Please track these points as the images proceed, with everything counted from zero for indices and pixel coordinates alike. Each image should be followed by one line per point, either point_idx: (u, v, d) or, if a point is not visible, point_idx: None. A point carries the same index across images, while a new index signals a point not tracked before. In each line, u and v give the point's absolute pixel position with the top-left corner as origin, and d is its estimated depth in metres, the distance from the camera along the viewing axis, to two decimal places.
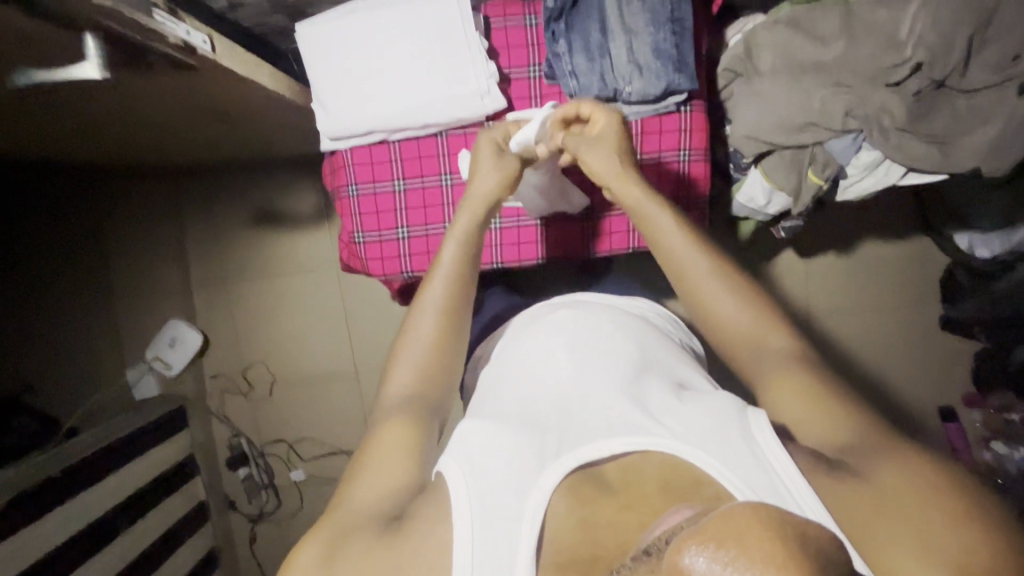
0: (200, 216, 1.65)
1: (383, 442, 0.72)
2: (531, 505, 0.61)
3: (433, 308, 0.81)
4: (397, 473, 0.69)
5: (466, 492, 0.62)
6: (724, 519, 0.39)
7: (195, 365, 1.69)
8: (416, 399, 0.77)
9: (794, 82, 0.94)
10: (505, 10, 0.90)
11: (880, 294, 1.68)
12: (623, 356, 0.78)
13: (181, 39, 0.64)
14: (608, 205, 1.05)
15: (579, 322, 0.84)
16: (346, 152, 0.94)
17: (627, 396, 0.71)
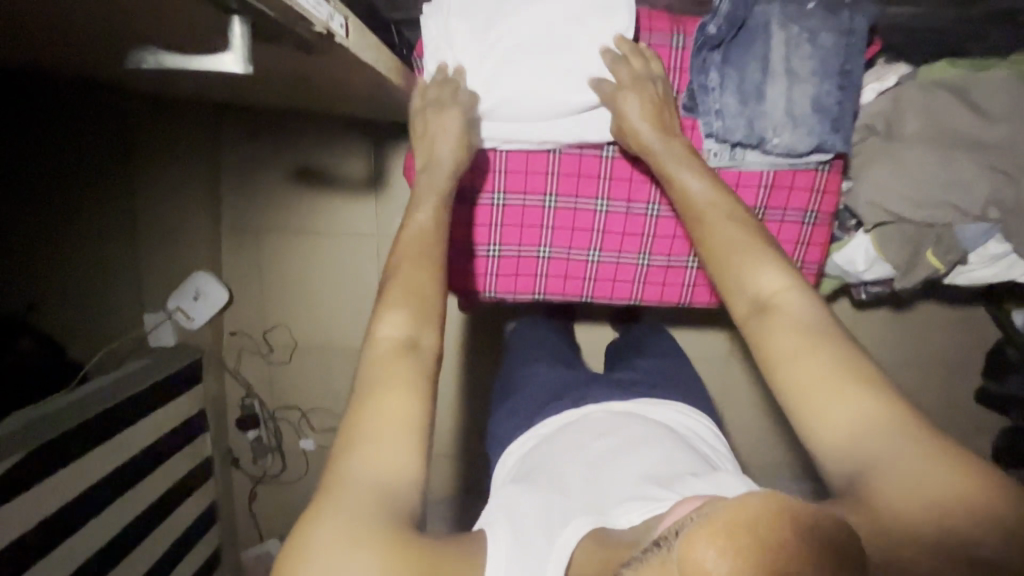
0: (241, 164, 1.54)
1: (381, 406, 0.65)
2: (558, 553, 0.62)
3: (411, 248, 0.74)
4: (399, 450, 0.63)
5: (501, 540, 0.63)
6: (734, 512, 0.40)
7: (216, 319, 1.62)
8: (422, 345, 0.70)
9: (943, 156, 0.85)
10: (651, 25, 0.80)
11: (921, 359, 1.65)
12: (655, 438, 0.76)
13: (324, 27, 0.53)
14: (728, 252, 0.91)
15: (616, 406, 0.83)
16: None
17: (651, 475, 0.70)
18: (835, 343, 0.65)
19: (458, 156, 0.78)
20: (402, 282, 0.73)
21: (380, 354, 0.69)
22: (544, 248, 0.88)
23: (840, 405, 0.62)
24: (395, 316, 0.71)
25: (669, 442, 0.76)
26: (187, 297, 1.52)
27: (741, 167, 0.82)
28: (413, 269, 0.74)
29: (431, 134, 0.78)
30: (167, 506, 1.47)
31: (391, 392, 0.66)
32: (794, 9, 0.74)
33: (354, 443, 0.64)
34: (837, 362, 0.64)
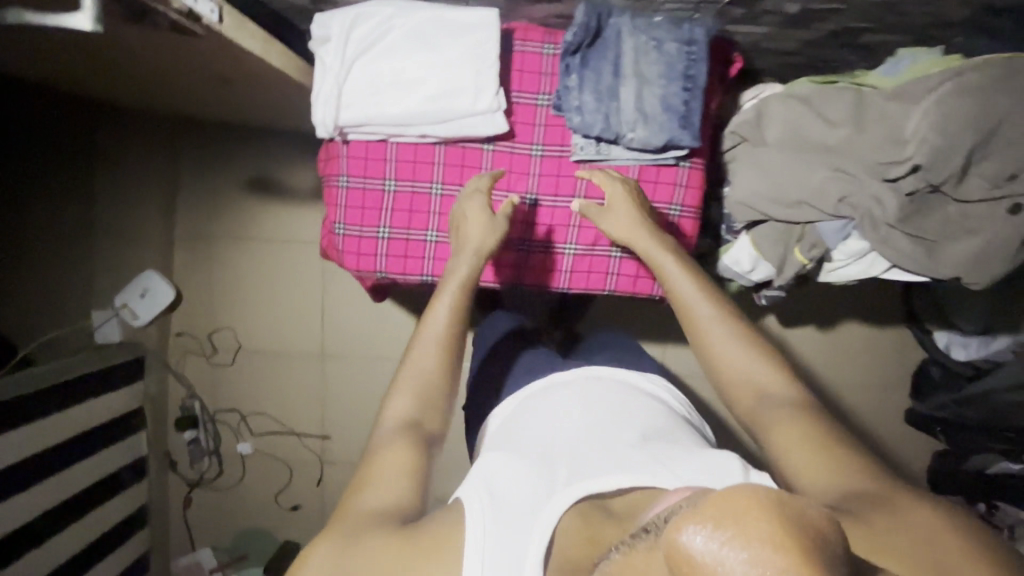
0: (196, 171, 1.64)
1: (384, 461, 0.71)
2: (542, 519, 0.62)
3: (435, 326, 0.80)
4: (398, 497, 0.68)
5: (480, 513, 0.63)
6: (725, 499, 0.39)
7: (162, 320, 1.67)
8: (425, 426, 0.75)
9: (796, 156, 0.93)
10: (524, 35, 0.89)
11: (847, 376, 1.67)
12: (630, 416, 0.79)
13: (186, 8, 0.62)
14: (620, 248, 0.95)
15: (607, 394, 0.83)
16: (342, 143, 0.92)
17: (634, 441, 0.73)
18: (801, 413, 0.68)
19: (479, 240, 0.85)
20: (422, 358, 0.79)
21: (391, 426, 0.75)
22: (431, 233, 0.94)
23: (809, 458, 0.64)
24: (407, 389, 0.77)
25: (640, 418, 0.79)
26: (134, 295, 1.58)
27: (608, 160, 0.90)
28: (431, 346, 0.79)
29: (458, 220, 0.88)
30: (94, 502, 1.47)
31: (406, 446, 0.72)
32: (642, 21, 0.84)
33: (364, 481, 0.70)
34: (799, 427, 0.66)
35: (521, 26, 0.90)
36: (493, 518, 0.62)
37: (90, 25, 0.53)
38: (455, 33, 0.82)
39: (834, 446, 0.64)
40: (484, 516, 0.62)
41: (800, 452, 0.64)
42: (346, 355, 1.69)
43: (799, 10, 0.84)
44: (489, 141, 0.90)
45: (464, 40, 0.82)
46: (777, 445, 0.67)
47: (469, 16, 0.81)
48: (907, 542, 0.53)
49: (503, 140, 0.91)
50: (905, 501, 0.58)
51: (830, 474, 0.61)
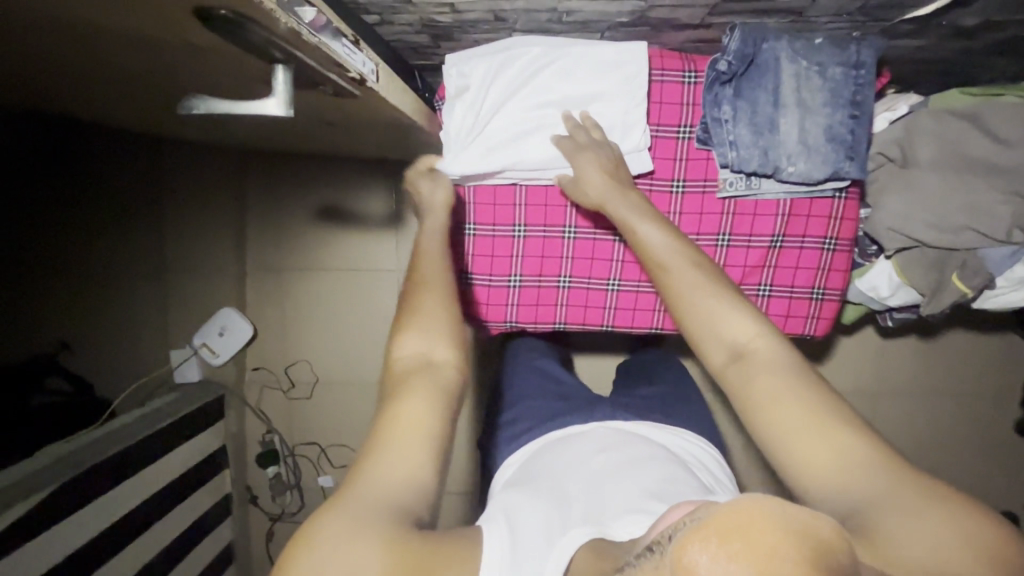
0: (269, 204, 1.61)
1: (400, 422, 0.61)
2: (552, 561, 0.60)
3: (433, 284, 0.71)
4: (411, 471, 0.59)
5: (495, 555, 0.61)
6: (728, 512, 0.36)
7: (239, 356, 1.64)
8: (440, 371, 0.65)
9: (959, 180, 0.86)
10: (663, 63, 0.81)
11: (950, 388, 1.59)
12: (645, 458, 0.77)
13: (357, 73, 0.55)
14: (768, 286, 0.88)
15: (617, 437, 0.81)
16: (467, 188, 0.86)
17: (642, 494, 0.70)
18: (790, 383, 0.60)
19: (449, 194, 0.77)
20: (429, 309, 0.69)
21: (402, 373, 0.65)
22: (564, 279, 0.89)
23: (818, 451, 0.56)
24: (418, 329, 0.68)
25: (655, 460, 0.76)
26: (213, 333, 1.56)
27: (758, 195, 0.83)
28: (439, 303, 0.70)
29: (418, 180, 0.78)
30: (187, 546, 1.45)
31: (420, 401, 0.62)
32: (802, 43, 0.76)
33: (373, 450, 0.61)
34: (797, 407, 0.59)
35: (656, 52, 0.82)
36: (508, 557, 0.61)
37: (280, 110, 0.47)
38: (601, 70, 0.76)
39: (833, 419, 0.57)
40: (496, 562, 0.60)
41: (808, 441, 0.57)
42: None
43: (978, 22, 0.76)
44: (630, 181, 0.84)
45: (610, 78, 0.76)
46: (769, 428, 0.59)
47: (617, 50, 0.75)
48: (922, 538, 0.48)
49: (642, 178, 0.84)
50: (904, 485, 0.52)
51: (831, 463, 0.56)
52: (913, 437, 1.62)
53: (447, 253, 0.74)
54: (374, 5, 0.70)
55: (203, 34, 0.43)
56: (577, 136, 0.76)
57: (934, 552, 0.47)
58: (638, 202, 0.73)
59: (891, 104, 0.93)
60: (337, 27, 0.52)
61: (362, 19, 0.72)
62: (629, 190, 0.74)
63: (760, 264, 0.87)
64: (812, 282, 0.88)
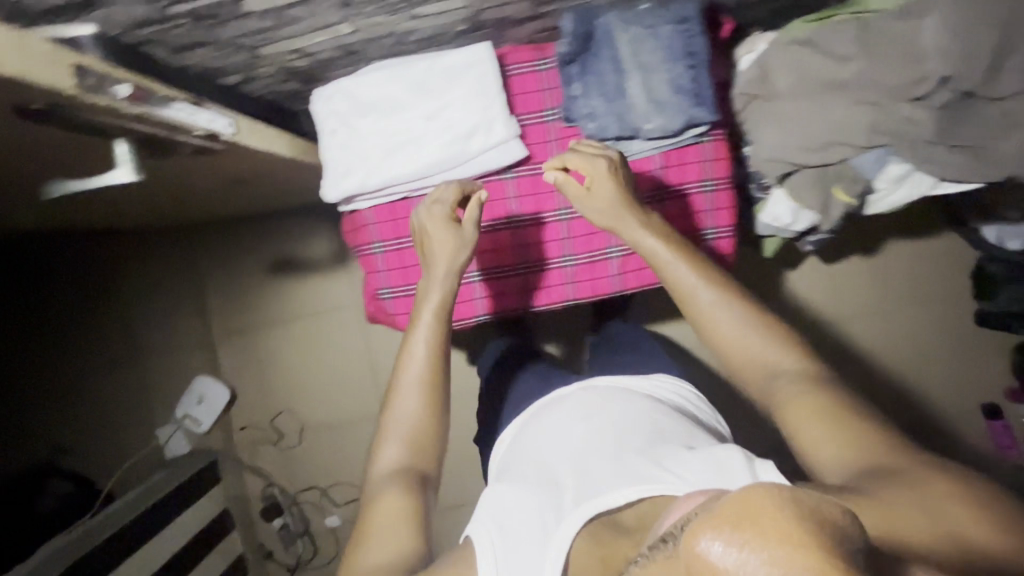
0: (223, 268, 1.66)
1: (383, 507, 0.71)
2: (554, 548, 0.64)
3: (416, 363, 0.80)
4: (402, 545, 0.68)
5: (492, 550, 0.66)
6: (741, 501, 0.36)
7: (223, 419, 1.69)
8: (417, 469, 0.76)
9: (816, 101, 0.91)
10: (517, 57, 0.89)
11: (904, 295, 1.63)
12: (630, 422, 0.80)
13: (204, 130, 0.61)
14: None
15: (603, 406, 0.85)
16: (367, 211, 0.93)
17: (634, 451, 0.74)
18: (799, 385, 0.66)
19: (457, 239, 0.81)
20: (402, 404, 0.79)
21: (382, 477, 0.75)
22: (475, 273, 0.94)
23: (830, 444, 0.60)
24: (394, 438, 0.78)
25: (642, 425, 0.80)
26: (191, 403, 1.60)
27: (630, 156, 0.89)
28: (413, 388, 0.79)
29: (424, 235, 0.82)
30: None
31: (397, 493, 0.72)
32: (629, 13, 0.83)
33: (365, 530, 0.70)
34: (803, 404, 0.64)
35: (511, 49, 0.90)
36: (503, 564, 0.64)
37: (130, 173, 0.55)
38: (451, 75, 0.81)
39: (845, 415, 0.62)
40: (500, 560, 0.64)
41: (813, 427, 0.62)
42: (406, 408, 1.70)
43: None
44: (510, 170, 0.90)
45: (460, 81, 0.81)
46: (785, 426, 0.65)
47: (460, 55, 0.81)
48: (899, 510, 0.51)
49: (521, 164, 0.90)
50: (920, 469, 0.55)
51: (837, 449, 0.60)
52: (881, 351, 1.65)
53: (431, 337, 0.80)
54: (229, 66, 0.76)
55: (43, 131, 0.49)
56: (592, 152, 0.80)
57: (915, 535, 0.50)
58: (659, 231, 0.79)
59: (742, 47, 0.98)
60: (168, 93, 0.58)
61: (224, 81, 0.78)
62: (632, 212, 0.79)
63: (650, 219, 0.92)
64: (700, 225, 0.92)
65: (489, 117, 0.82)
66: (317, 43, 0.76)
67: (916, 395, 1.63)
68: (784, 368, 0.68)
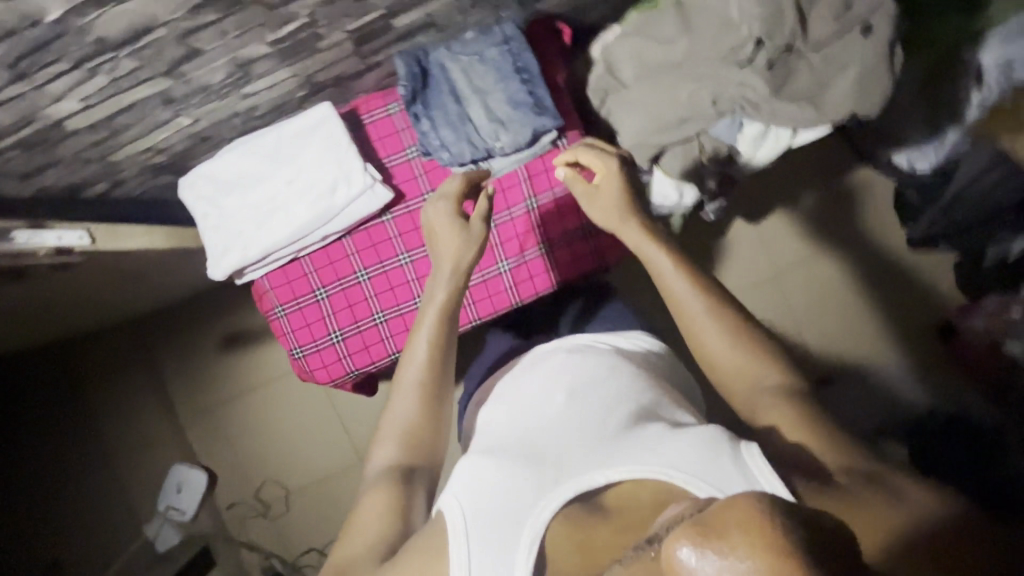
0: (178, 355, 1.69)
1: (369, 504, 0.73)
2: (530, 529, 0.61)
3: (417, 365, 0.81)
4: (382, 536, 0.70)
5: (464, 531, 0.62)
6: (727, 509, 0.39)
7: (208, 502, 1.69)
8: (415, 471, 0.77)
9: (658, 84, 0.94)
10: (369, 106, 0.93)
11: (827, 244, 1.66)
12: (617, 389, 0.74)
13: (50, 247, 0.69)
14: (541, 242, 0.98)
15: (584, 368, 0.79)
16: (262, 279, 0.96)
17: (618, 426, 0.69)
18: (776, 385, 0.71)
19: (458, 244, 0.82)
20: (400, 406, 0.79)
21: (375, 476, 0.77)
22: (378, 315, 0.97)
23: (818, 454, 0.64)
24: (392, 438, 0.78)
25: (644, 388, 0.75)
26: (172, 493, 1.60)
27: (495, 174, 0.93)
28: (411, 392, 0.80)
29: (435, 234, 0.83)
30: None
31: (386, 491, 0.74)
32: (457, 44, 0.88)
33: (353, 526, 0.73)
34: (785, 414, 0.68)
35: (363, 99, 0.95)
36: (472, 545, 0.61)
37: None
38: (302, 138, 0.86)
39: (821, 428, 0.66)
40: (473, 544, 0.61)
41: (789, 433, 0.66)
42: None
43: None
44: (385, 212, 0.94)
45: (310, 142, 0.86)
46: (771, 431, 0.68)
47: (305, 119, 0.86)
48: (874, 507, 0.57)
49: (396, 204, 0.95)
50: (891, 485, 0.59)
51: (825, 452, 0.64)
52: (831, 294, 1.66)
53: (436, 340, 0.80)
54: (90, 175, 0.81)
55: None
56: (605, 154, 0.86)
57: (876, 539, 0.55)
58: (649, 235, 0.82)
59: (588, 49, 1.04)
60: (9, 227, 0.67)
61: (89, 190, 0.83)
62: (631, 222, 0.83)
63: (530, 227, 0.98)
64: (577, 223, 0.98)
65: (345, 168, 0.86)
66: (166, 137, 0.81)
67: (868, 336, 1.61)
68: (764, 381, 0.72)
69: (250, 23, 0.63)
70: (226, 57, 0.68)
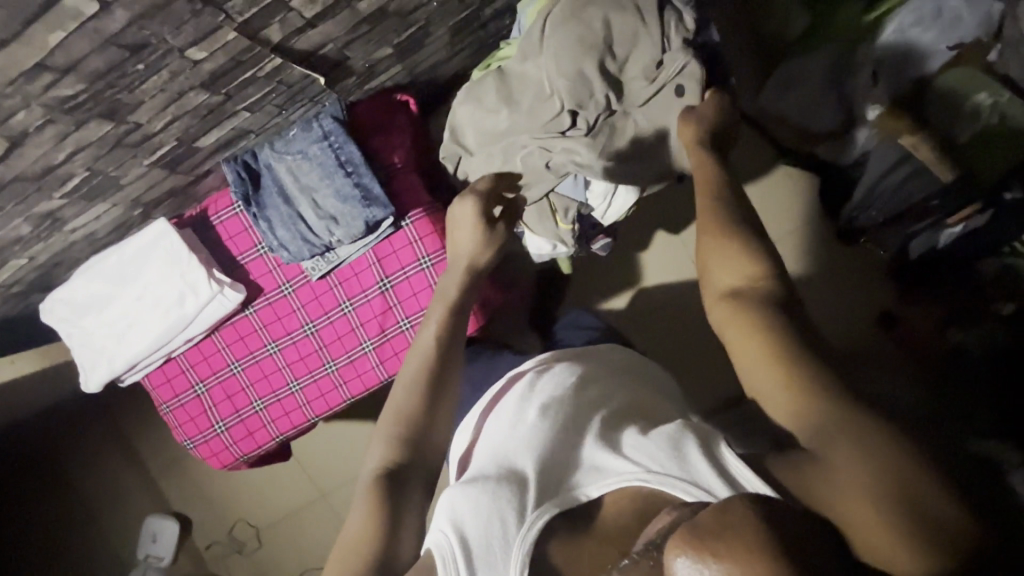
0: (138, 415, 1.78)
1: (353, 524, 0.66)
2: (511, 541, 0.57)
3: (419, 351, 0.75)
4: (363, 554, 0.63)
5: (445, 556, 0.57)
6: (719, 516, 0.42)
7: (186, 547, 1.81)
8: (405, 472, 0.69)
9: (491, 152, 0.91)
10: (215, 207, 0.95)
11: (795, 222, 1.45)
12: (599, 399, 0.73)
13: None
14: (398, 321, 0.96)
15: (568, 373, 0.77)
16: (145, 380, 1.02)
17: (607, 426, 0.67)
18: (777, 318, 0.62)
19: (479, 240, 0.78)
20: (394, 393, 0.73)
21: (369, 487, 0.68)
22: (256, 403, 1.01)
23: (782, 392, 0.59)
24: (382, 441, 0.71)
25: (609, 397, 0.74)
26: (148, 543, 1.76)
27: (344, 261, 0.94)
28: (410, 381, 0.74)
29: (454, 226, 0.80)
30: None
31: (377, 503, 0.66)
32: (281, 142, 0.88)
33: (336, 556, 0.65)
34: (803, 386, 0.58)
35: (211, 199, 0.96)
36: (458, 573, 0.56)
37: None
38: (146, 254, 0.90)
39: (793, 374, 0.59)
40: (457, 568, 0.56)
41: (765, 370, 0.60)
42: (342, 484, 1.78)
43: (395, 47, 0.86)
44: (245, 308, 0.97)
45: (153, 258, 0.89)
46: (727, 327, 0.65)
47: (147, 236, 0.89)
48: (889, 464, 0.52)
49: (255, 299, 0.97)
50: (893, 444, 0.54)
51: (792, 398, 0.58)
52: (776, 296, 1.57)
53: (445, 325, 0.77)
54: None
55: None
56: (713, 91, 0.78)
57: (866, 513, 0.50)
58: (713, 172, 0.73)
59: (437, 121, 1.04)
60: None
61: None
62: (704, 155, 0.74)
63: (388, 307, 0.96)
64: None
65: (189, 277, 0.89)
66: (13, 275, 0.86)
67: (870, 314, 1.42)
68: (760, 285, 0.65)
69: (24, 192, 0.69)
70: (22, 215, 0.73)
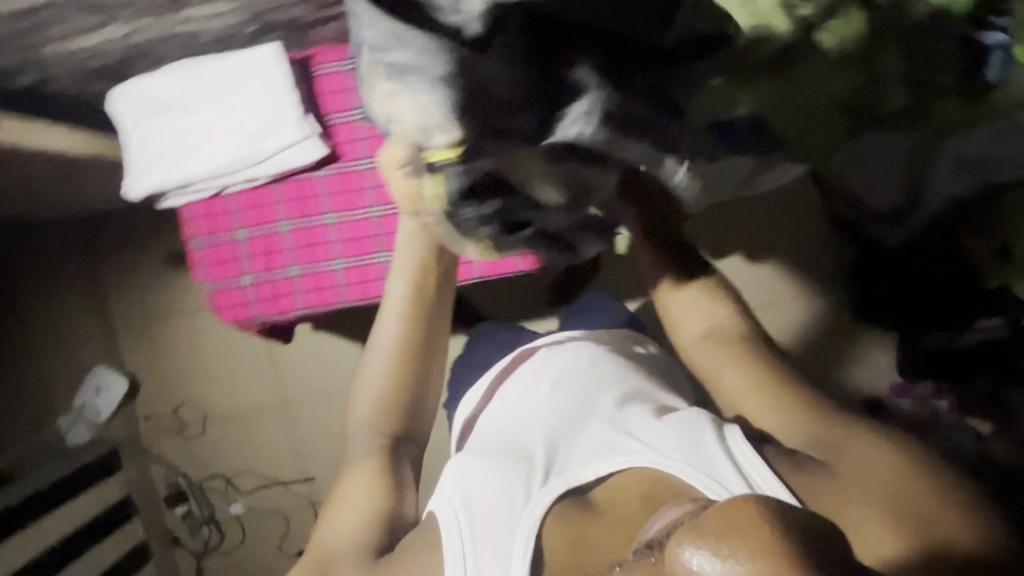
0: (118, 260, 1.67)
1: (351, 479, 0.77)
2: (525, 513, 0.63)
3: (397, 293, 0.82)
4: (362, 500, 0.74)
5: (454, 527, 0.64)
6: (726, 512, 0.39)
7: (127, 409, 1.73)
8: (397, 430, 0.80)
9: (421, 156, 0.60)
10: (323, 56, 0.90)
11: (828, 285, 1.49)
12: (596, 383, 0.78)
13: None
14: None
15: (565, 361, 0.84)
16: (186, 209, 0.97)
17: (609, 409, 0.73)
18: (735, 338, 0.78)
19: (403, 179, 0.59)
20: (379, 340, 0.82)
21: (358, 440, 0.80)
22: (293, 268, 0.96)
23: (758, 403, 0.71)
24: (370, 396, 0.81)
25: (623, 380, 0.79)
26: (90, 392, 1.67)
27: None
28: (390, 326, 0.82)
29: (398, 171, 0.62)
30: None
31: (369, 461, 0.77)
32: None
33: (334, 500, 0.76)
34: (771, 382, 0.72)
35: (321, 49, 0.91)
36: (468, 542, 0.63)
37: None
38: (242, 74, 0.85)
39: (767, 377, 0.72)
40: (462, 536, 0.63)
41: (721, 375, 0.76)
42: (308, 396, 1.72)
43: None
44: (319, 166, 0.92)
45: (249, 80, 0.85)
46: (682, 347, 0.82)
47: (249, 54, 0.84)
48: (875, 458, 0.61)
49: (332, 162, 0.92)
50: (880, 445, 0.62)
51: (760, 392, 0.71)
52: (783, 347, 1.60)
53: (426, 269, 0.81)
54: None
55: None
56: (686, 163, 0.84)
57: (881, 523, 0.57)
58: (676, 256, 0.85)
59: None
60: None
61: None
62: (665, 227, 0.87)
63: None
64: None
65: (280, 113, 0.85)
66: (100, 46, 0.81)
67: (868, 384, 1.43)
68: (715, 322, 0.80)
69: None
70: None
